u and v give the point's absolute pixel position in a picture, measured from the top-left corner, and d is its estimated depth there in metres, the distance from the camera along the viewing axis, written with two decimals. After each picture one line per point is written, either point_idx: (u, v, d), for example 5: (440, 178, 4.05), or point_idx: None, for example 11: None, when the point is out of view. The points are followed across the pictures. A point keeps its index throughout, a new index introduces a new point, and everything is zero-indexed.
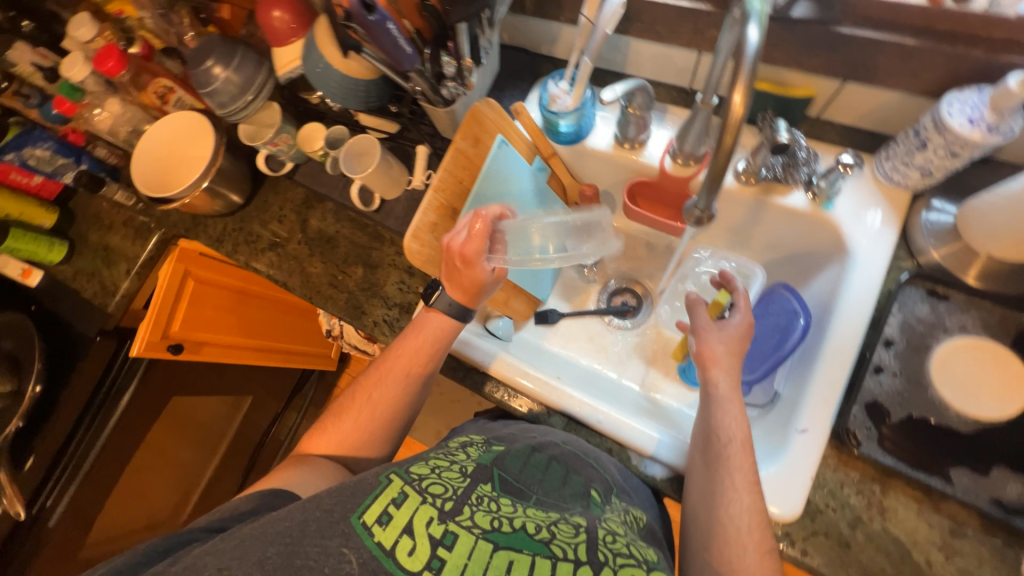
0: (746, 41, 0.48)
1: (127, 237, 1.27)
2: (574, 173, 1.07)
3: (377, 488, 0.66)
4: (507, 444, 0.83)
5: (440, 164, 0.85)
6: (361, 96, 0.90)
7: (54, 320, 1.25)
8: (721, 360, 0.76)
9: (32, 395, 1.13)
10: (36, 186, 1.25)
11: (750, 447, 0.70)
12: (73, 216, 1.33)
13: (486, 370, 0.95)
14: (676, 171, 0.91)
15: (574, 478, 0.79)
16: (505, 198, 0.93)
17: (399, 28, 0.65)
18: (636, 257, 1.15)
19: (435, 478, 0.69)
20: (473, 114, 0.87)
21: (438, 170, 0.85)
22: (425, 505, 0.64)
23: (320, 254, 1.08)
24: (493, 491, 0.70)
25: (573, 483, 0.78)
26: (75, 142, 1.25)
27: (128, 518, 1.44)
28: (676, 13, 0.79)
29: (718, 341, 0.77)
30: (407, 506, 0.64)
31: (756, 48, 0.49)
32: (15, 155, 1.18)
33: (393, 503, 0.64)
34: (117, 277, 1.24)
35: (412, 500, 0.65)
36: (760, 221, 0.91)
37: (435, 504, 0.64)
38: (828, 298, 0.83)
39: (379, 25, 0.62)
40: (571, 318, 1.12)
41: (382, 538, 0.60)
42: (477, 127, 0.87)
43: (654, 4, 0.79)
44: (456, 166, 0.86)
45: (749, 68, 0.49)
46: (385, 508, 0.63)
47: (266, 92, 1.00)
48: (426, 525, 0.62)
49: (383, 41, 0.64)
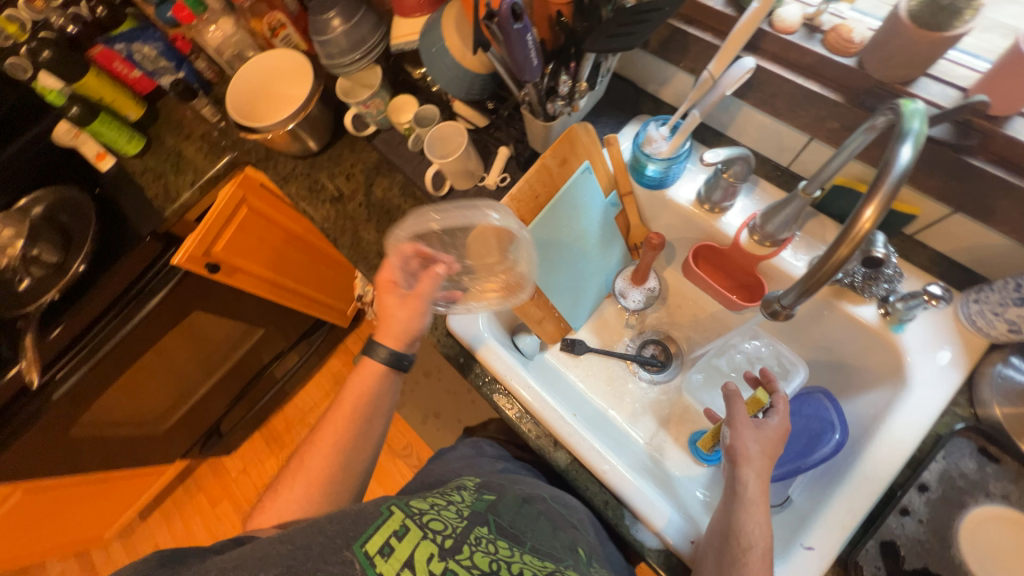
0: (898, 158, 0.47)
1: (201, 151, 1.31)
2: (645, 215, 1.05)
3: (380, 518, 0.69)
4: (498, 496, 0.88)
5: (523, 175, 0.84)
6: (466, 85, 0.90)
7: (110, 206, 1.28)
8: (754, 459, 0.73)
9: (75, 273, 1.18)
10: (133, 79, 1.30)
11: (770, 562, 0.66)
12: (157, 115, 1.39)
13: (503, 382, 0.94)
14: (749, 246, 0.89)
15: (560, 531, 0.86)
16: (571, 223, 0.93)
17: (536, 41, 0.66)
18: (679, 314, 1.13)
19: (434, 514, 0.74)
20: (568, 135, 0.86)
21: (519, 179, 0.84)
22: (426, 540, 0.68)
23: (376, 223, 1.09)
24: (489, 533, 0.75)
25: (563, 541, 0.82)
26: (180, 49, 1.27)
27: (124, 410, 1.49)
28: (801, 94, 0.77)
29: (752, 437, 0.75)
30: (409, 538, 0.67)
31: (906, 166, 0.48)
32: (125, 47, 1.22)
33: (395, 535, 0.67)
34: (180, 185, 1.27)
35: (413, 533, 0.68)
36: (819, 321, 0.88)
37: (435, 540, 0.68)
38: (871, 421, 0.80)
39: (520, 33, 0.63)
40: (597, 355, 1.11)
41: (383, 569, 0.62)
42: (568, 148, 0.86)
43: (781, 78, 0.77)
44: (537, 180, 0.85)
45: (893, 184, 0.48)
46: (386, 539, 0.66)
47: (373, 55, 1.01)
48: (427, 559, 0.65)
49: (517, 49, 0.65)
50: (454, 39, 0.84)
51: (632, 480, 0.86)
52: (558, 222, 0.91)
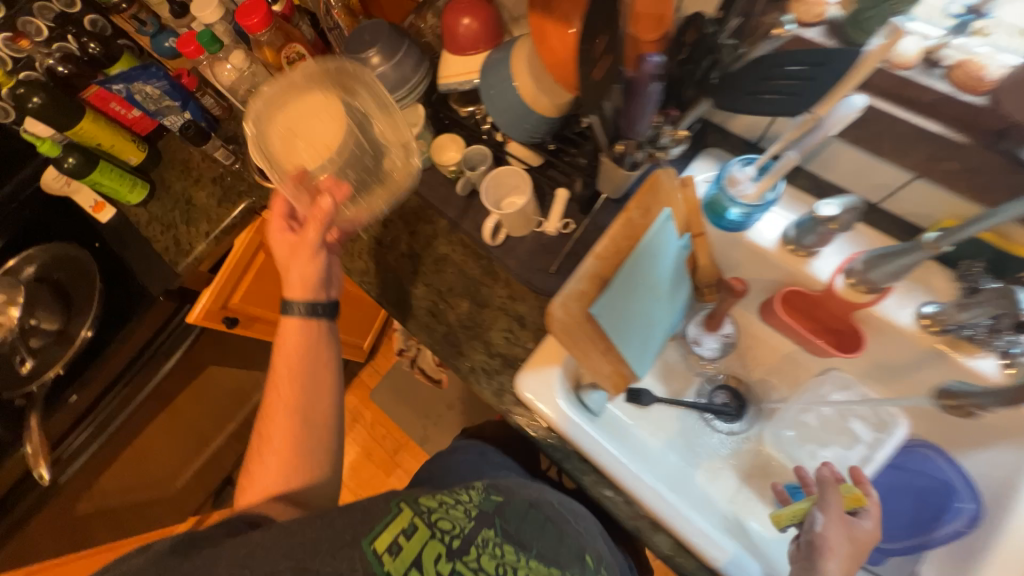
0: None
1: (213, 197, 1.18)
2: (718, 256, 0.97)
3: (388, 514, 0.70)
4: (504, 500, 0.80)
5: (607, 230, 0.76)
6: (529, 129, 0.81)
7: (116, 262, 1.16)
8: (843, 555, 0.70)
9: (82, 340, 1.07)
10: (132, 119, 1.17)
11: None
12: (160, 157, 1.24)
13: (581, 451, 0.82)
14: (846, 293, 0.82)
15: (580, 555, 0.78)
16: (653, 274, 0.82)
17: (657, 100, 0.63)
18: (752, 356, 1.05)
19: (446, 514, 0.73)
20: (652, 181, 0.78)
21: (602, 235, 0.76)
22: (434, 540, 0.68)
23: (423, 274, 0.99)
24: (495, 537, 0.72)
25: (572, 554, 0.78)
26: (186, 86, 1.14)
27: (136, 478, 1.37)
28: (916, 133, 0.69)
29: (844, 533, 0.72)
30: (418, 536, 0.68)
31: None
32: (124, 87, 1.09)
33: (404, 533, 0.68)
34: (193, 236, 1.15)
35: (422, 532, 0.69)
36: (925, 373, 0.82)
37: (444, 540, 0.69)
38: (1000, 488, 0.74)
39: (650, 93, 0.60)
40: (666, 405, 1.03)
41: (389, 568, 0.64)
42: (651, 197, 0.78)
43: (892, 116, 0.70)
44: (621, 235, 0.77)
45: None
46: (394, 538, 0.67)
47: (417, 93, 0.93)
48: (434, 561, 0.66)
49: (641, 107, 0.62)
50: (524, 78, 0.76)
51: (720, 541, 0.76)
52: (641, 276, 0.81)
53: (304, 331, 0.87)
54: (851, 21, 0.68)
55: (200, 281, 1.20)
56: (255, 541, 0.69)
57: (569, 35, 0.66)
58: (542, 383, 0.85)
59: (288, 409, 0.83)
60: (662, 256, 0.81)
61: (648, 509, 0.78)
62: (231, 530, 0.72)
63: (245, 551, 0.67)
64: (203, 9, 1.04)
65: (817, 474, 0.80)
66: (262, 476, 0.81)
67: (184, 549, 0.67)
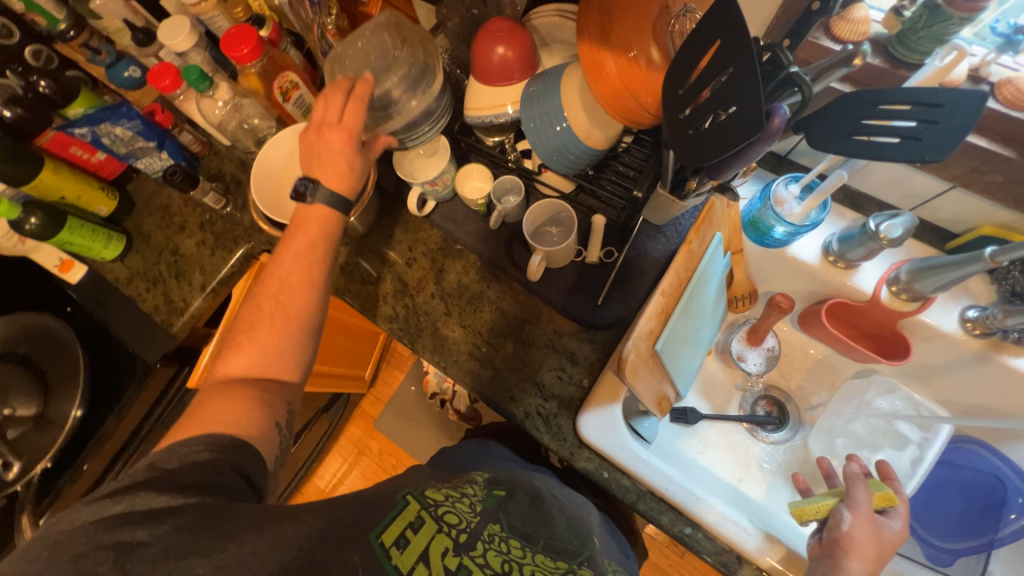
0: None
1: (204, 244, 1.05)
2: (756, 273, 0.96)
3: (396, 508, 0.65)
4: (510, 491, 0.81)
5: (670, 264, 0.74)
6: (572, 159, 0.78)
7: (98, 329, 1.03)
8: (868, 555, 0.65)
9: (72, 423, 0.95)
10: (95, 164, 1.02)
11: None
12: (132, 203, 1.10)
13: (652, 488, 0.80)
14: (892, 303, 0.84)
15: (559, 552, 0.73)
16: (704, 298, 0.80)
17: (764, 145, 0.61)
18: (790, 363, 1.06)
19: (450, 507, 0.70)
20: (706, 210, 0.76)
21: (666, 270, 0.74)
22: (441, 534, 0.64)
23: (459, 315, 0.93)
24: (502, 531, 0.70)
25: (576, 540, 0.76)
26: (160, 124, 1.01)
27: None
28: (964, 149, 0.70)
29: (872, 534, 0.67)
30: (425, 531, 0.63)
31: None
32: (89, 130, 0.96)
33: (410, 527, 0.63)
34: (186, 292, 1.02)
35: (429, 526, 0.64)
36: (964, 372, 0.86)
37: (451, 535, 0.64)
38: None
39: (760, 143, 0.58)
40: (712, 422, 1.02)
41: (399, 562, 0.58)
42: (707, 226, 0.76)
43: None
44: (683, 267, 0.75)
45: None
46: (402, 531, 0.62)
47: (438, 130, 0.86)
48: (442, 555, 0.61)
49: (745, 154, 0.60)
50: (575, 109, 0.72)
51: (765, 538, 0.78)
52: (697, 303, 0.79)
53: (326, 223, 0.76)
54: (898, 38, 0.68)
55: (196, 339, 1.08)
56: (212, 505, 0.54)
57: (627, 60, 0.63)
58: (603, 426, 0.82)
59: (296, 265, 0.73)
60: (712, 281, 0.80)
61: (705, 526, 0.78)
62: (211, 488, 0.56)
63: (235, 538, 0.52)
64: (174, 38, 0.92)
65: (845, 470, 0.77)
66: (239, 360, 0.69)
67: (129, 526, 0.51)
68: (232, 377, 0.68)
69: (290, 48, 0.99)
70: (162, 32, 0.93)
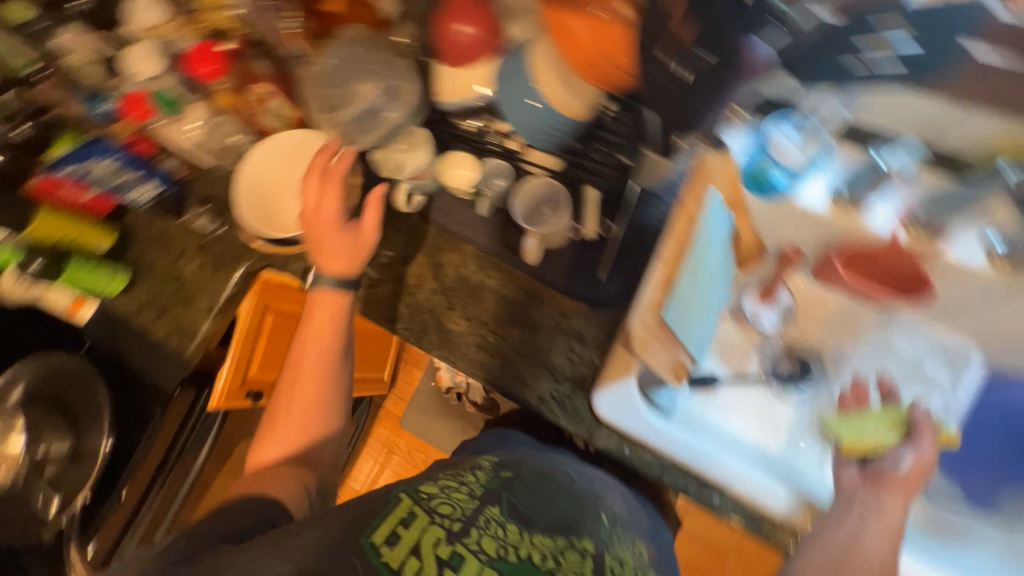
0: None
1: (204, 267, 1.05)
2: (763, 228, 0.88)
3: (384, 508, 0.66)
4: (516, 470, 0.78)
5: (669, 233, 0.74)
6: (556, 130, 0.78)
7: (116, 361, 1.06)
8: None
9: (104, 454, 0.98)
10: (87, 202, 0.98)
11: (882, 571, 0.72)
12: (131, 237, 1.08)
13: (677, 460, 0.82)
14: (911, 244, 0.76)
15: (557, 511, 0.73)
16: (706, 262, 0.77)
17: None
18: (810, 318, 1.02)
19: (446, 496, 0.69)
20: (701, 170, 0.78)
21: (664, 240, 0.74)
22: (433, 525, 0.64)
23: (462, 308, 0.91)
24: (499, 515, 0.68)
25: (591, 517, 0.75)
26: (144, 153, 0.98)
27: None
28: None
29: None
30: (416, 526, 0.64)
31: None
32: (75, 168, 0.92)
33: (402, 523, 0.64)
34: (195, 316, 1.04)
35: (421, 519, 0.65)
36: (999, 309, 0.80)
37: (443, 524, 0.64)
38: None
39: None
40: (732, 388, 0.95)
41: (388, 560, 0.61)
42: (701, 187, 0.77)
43: None
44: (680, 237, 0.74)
45: None
46: (392, 528, 0.64)
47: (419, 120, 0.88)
48: (433, 547, 0.62)
49: None
50: (548, 82, 0.84)
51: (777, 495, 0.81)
52: (700, 266, 0.76)
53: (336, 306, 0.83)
54: None
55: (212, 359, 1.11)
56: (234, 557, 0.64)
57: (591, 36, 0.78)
58: (620, 410, 0.80)
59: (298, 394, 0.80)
60: (711, 242, 0.77)
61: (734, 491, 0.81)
62: (241, 534, 0.67)
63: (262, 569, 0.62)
64: (146, 66, 0.92)
65: None
66: (269, 449, 0.79)
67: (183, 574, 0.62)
68: (268, 457, 0.79)
69: (258, 58, 0.97)
70: (132, 60, 0.93)
